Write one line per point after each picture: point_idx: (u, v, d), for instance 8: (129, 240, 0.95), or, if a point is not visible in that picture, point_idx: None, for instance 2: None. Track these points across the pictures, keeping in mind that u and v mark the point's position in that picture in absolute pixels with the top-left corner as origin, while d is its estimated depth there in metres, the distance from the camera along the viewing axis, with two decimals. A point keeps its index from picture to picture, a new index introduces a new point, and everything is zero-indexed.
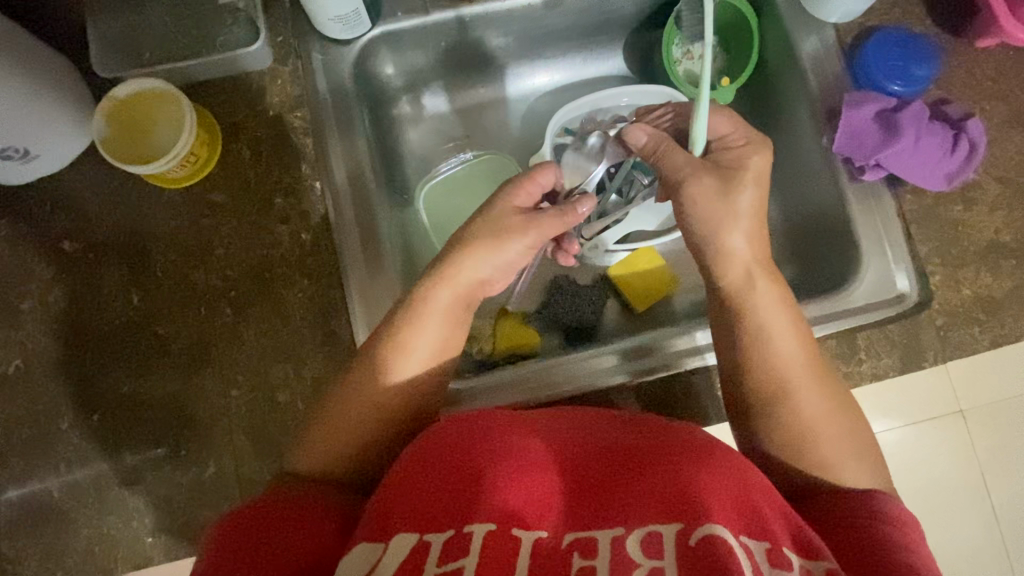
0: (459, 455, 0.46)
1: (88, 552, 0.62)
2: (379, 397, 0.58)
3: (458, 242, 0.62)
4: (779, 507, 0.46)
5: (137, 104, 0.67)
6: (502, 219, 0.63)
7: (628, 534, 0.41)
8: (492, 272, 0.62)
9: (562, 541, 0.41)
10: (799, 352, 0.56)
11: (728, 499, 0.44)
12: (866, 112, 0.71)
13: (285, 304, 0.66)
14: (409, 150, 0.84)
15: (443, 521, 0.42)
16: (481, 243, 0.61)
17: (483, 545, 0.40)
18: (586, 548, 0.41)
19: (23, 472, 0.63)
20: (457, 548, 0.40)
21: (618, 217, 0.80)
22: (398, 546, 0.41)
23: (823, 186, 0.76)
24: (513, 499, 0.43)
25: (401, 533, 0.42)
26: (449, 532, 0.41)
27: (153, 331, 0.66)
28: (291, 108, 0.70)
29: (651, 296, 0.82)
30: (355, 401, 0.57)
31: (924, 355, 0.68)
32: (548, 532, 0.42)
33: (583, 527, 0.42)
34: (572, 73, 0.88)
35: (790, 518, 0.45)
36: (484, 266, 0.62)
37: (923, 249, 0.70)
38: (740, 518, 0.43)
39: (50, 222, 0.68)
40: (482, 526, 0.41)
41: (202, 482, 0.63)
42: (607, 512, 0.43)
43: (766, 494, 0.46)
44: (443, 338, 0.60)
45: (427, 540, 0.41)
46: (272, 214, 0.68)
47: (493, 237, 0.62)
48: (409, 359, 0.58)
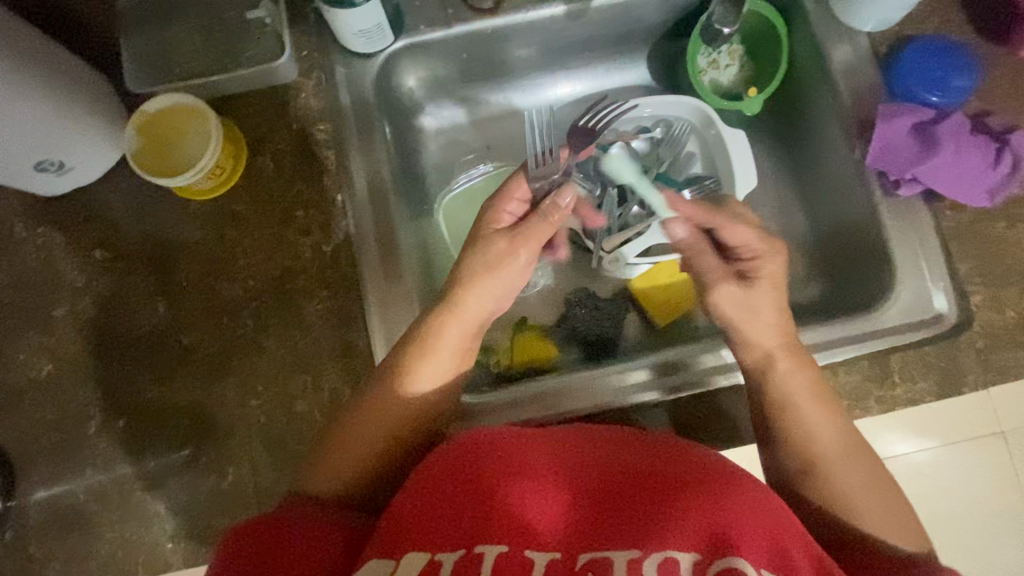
0: (471, 474, 0.45)
1: (111, 556, 0.64)
2: (393, 412, 0.58)
3: (453, 278, 0.62)
4: (802, 541, 0.44)
5: (166, 119, 0.68)
6: (494, 248, 0.62)
7: (645, 558, 0.40)
8: (496, 295, 0.62)
9: (576, 562, 0.40)
10: (799, 383, 0.58)
11: (749, 531, 0.42)
12: (902, 124, 0.68)
13: (303, 315, 0.67)
14: (430, 162, 0.85)
15: (457, 539, 0.42)
16: (480, 267, 0.61)
17: (496, 567, 0.39)
18: (601, 572, 0.39)
19: (52, 475, 0.65)
20: (469, 569, 0.39)
21: (639, 230, 0.79)
22: (411, 564, 0.40)
23: (856, 200, 0.73)
24: (527, 520, 0.42)
25: (414, 549, 0.42)
26: (462, 551, 0.41)
27: (177, 338, 0.67)
28: (315, 121, 0.71)
29: (674, 312, 0.81)
30: (370, 414, 0.57)
31: (963, 380, 0.65)
32: (562, 554, 0.40)
33: (598, 548, 0.41)
34: (594, 83, 0.87)
35: (813, 551, 0.44)
36: (490, 294, 0.61)
37: (963, 268, 0.67)
38: (760, 548, 0.41)
39: (84, 231, 0.70)
40: (494, 548, 0.40)
41: (220, 490, 0.64)
42: (622, 535, 0.41)
43: (789, 528, 0.44)
44: (454, 355, 0.60)
45: (439, 559, 0.41)
46: (293, 226, 0.69)
47: (484, 265, 0.61)
48: (421, 377, 0.59)
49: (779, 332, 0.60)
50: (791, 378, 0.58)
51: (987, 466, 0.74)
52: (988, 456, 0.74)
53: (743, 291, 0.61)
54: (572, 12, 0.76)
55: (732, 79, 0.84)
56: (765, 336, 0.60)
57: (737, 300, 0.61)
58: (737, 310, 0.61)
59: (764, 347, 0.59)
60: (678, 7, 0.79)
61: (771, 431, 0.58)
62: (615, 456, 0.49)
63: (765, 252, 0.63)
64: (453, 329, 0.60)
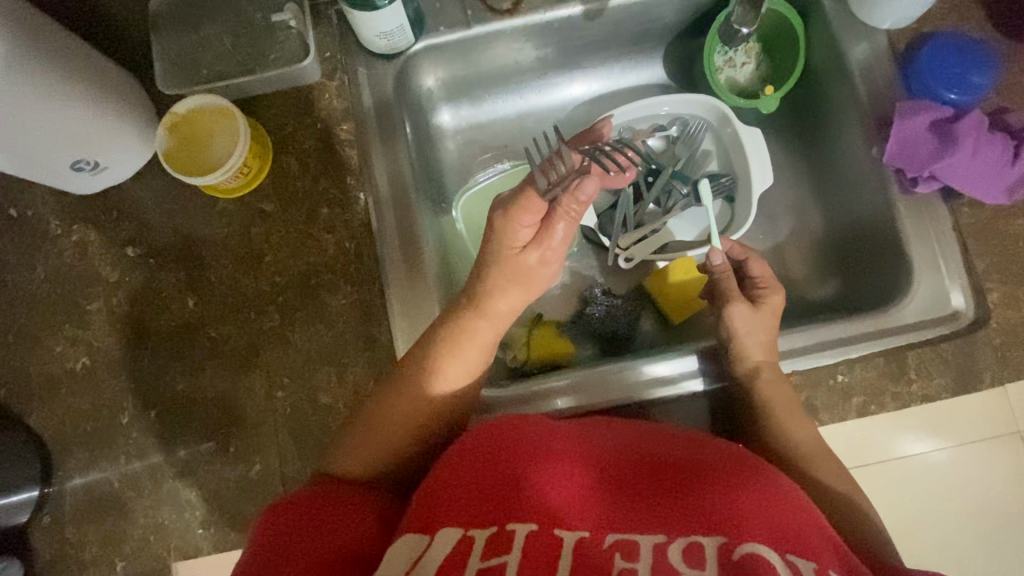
0: (499, 459, 0.47)
1: (144, 540, 0.66)
2: (418, 402, 0.60)
3: (476, 278, 0.63)
4: (823, 532, 0.44)
5: (194, 120, 0.70)
6: (524, 263, 0.61)
7: (670, 542, 0.41)
8: (522, 297, 0.63)
9: (604, 541, 0.41)
10: (782, 393, 0.64)
11: (770, 519, 0.43)
12: (921, 121, 0.68)
13: (328, 310, 0.69)
14: (448, 161, 0.87)
15: (486, 518, 0.43)
16: (509, 275, 0.61)
17: (525, 544, 0.41)
18: (628, 552, 0.40)
19: (88, 462, 0.68)
20: (500, 545, 0.41)
21: (657, 227, 0.82)
22: (443, 541, 0.42)
23: (873, 197, 0.74)
24: (553, 502, 0.43)
25: (446, 527, 0.43)
26: (492, 529, 0.42)
27: (206, 332, 0.70)
28: (338, 121, 0.73)
29: (689, 309, 0.81)
30: (397, 404, 0.60)
31: (979, 376, 0.65)
32: (590, 532, 0.42)
33: (625, 531, 0.42)
34: (609, 83, 0.89)
35: (834, 542, 0.44)
36: (515, 288, 0.62)
37: (981, 265, 0.67)
38: (782, 536, 0.42)
39: (117, 228, 0.72)
40: (524, 527, 0.42)
41: (248, 478, 0.66)
42: (647, 519, 0.43)
43: (811, 520, 0.44)
44: (477, 350, 0.62)
45: (471, 536, 0.42)
46: (318, 223, 0.71)
47: (514, 278, 0.61)
48: (447, 371, 0.61)
49: (770, 349, 0.66)
50: (776, 388, 0.63)
51: (1005, 461, 0.75)
52: (1004, 450, 0.74)
53: (750, 312, 0.67)
54: (589, 12, 0.77)
55: (747, 78, 0.85)
56: (758, 351, 0.65)
57: (745, 318, 0.66)
58: (746, 328, 0.66)
59: (755, 359, 0.65)
60: (695, 6, 0.80)
61: (770, 429, 0.63)
62: (637, 448, 0.50)
63: (773, 286, 0.69)
64: (477, 325, 0.62)
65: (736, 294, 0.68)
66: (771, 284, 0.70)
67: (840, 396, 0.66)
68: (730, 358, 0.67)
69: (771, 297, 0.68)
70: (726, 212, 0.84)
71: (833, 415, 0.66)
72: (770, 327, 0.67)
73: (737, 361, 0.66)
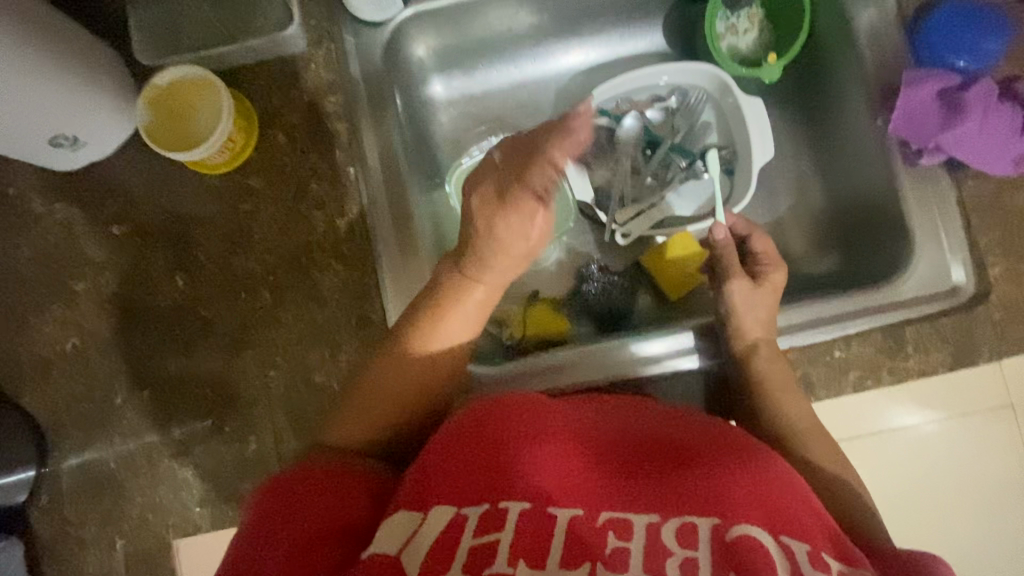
0: (494, 434, 0.46)
1: (143, 520, 0.67)
2: (411, 382, 0.60)
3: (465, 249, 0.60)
4: (816, 513, 0.44)
5: (174, 92, 0.67)
6: (509, 233, 0.58)
7: (663, 522, 0.41)
8: (512, 264, 0.61)
9: (597, 519, 0.41)
10: (780, 370, 0.63)
11: (765, 501, 0.43)
12: (927, 91, 0.66)
13: (320, 289, 0.68)
14: (442, 134, 0.85)
15: (480, 495, 0.43)
16: (495, 246, 0.59)
17: (518, 522, 0.41)
18: (621, 531, 0.41)
19: (83, 443, 0.68)
20: (494, 522, 0.41)
21: (655, 200, 0.82)
22: (437, 519, 0.43)
23: (876, 170, 0.72)
24: (547, 478, 0.43)
25: (440, 506, 0.44)
26: (485, 506, 0.42)
27: (196, 312, 0.68)
28: (325, 93, 0.70)
29: (688, 284, 0.80)
30: (392, 380, 0.60)
31: (977, 351, 0.65)
32: (584, 510, 0.42)
33: (619, 508, 0.42)
34: (607, 51, 0.86)
35: (827, 524, 0.44)
36: (510, 257, 0.60)
37: (984, 239, 0.66)
38: (776, 518, 0.42)
39: (102, 205, 0.70)
40: (517, 505, 0.42)
41: (244, 458, 0.66)
42: (642, 499, 0.43)
43: (806, 502, 0.44)
44: (475, 311, 0.62)
45: (464, 514, 0.43)
46: (307, 200, 0.69)
47: (501, 248, 0.59)
48: (444, 333, 0.61)
49: (769, 325, 0.65)
50: (774, 365, 0.63)
51: (992, 436, 0.76)
52: (992, 425, 0.75)
53: (750, 287, 0.66)
54: None
55: (750, 46, 0.81)
56: (757, 328, 0.65)
57: (745, 294, 0.66)
58: (746, 303, 0.66)
59: (753, 336, 0.64)
60: None
61: (766, 405, 0.62)
62: (633, 426, 0.50)
63: (777, 263, 0.69)
64: (472, 294, 0.61)
65: (738, 269, 0.67)
66: (773, 262, 0.69)
67: (838, 371, 0.66)
68: (728, 334, 0.66)
69: (773, 274, 0.67)
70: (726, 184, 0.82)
71: (830, 391, 0.66)
72: (769, 305, 0.66)
73: (736, 338, 0.65)
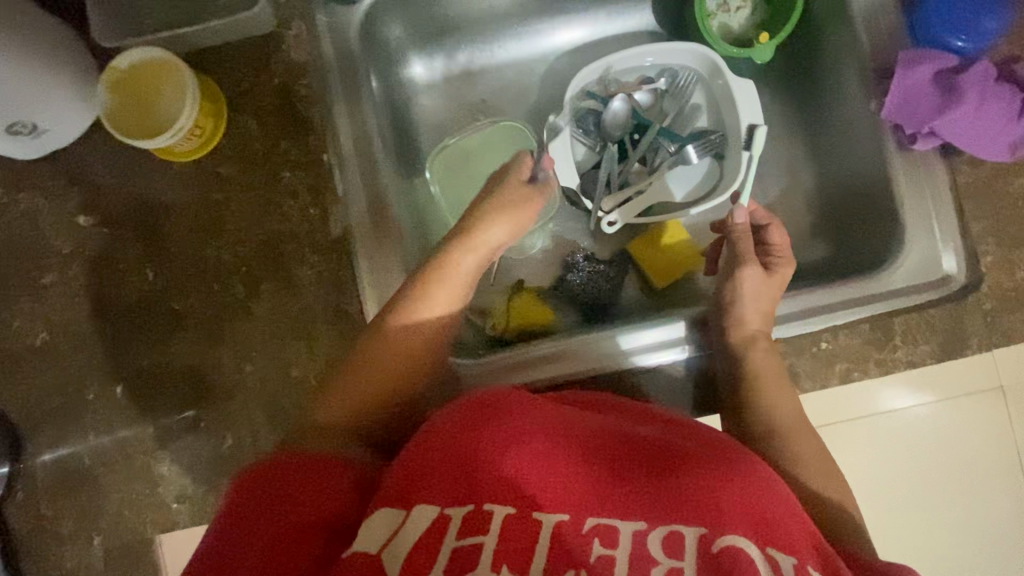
0: (480, 431, 0.45)
1: (120, 515, 0.66)
2: (388, 369, 0.60)
3: (476, 208, 0.67)
4: (802, 524, 0.44)
5: (138, 75, 0.64)
6: (519, 190, 0.67)
7: (650, 530, 0.40)
8: (514, 226, 0.67)
9: (584, 525, 0.41)
10: (768, 363, 0.63)
11: (753, 511, 0.42)
12: (923, 73, 0.64)
13: (296, 280, 0.66)
14: (423, 117, 0.82)
15: (465, 494, 0.42)
16: (508, 201, 0.67)
17: (503, 526, 0.40)
18: (607, 538, 0.40)
19: (57, 438, 0.66)
20: (477, 524, 0.41)
21: (642, 186, 0.79)
22: (420, 518, 0.41)
23: (869, 155, 0.70)
24: (534, 481, 0.42)
25: (424, 503, 0.42)
26: (469, 506, 0.41)
27: (168, 305, 0.67)
28: (297, 75, 0.67)
29: (676, 273, 0.79)
30: (373, 366, 0.59)
31: (966, 342, 0.64)
32: (571, 515, 0.41)
33: (605, 514, 0.41)
34: (594, 29, 0.83)
35: (812, 534, 0.44)
36: (517, 216, 0.67)
37: (976, 227, 0.64)
38: (764, 528, 0.42)
39: (67, 194, 0.68)
40: (501, 508, 0.41)
41: (221, 453, 0.65)
42: (630, 503, 0.42)
43: (793, 511, 0.44)
44: (455, 290, 0.63)
45: (448, 514, 0.41)
46: (280, 188, 0.67)
47: (512, 205, 0.67)
48: (430, 311, 0.61)
49: (769, 317, 0.65)
50: (764, 357, 0.63)
51: (975, 422, 0.76)
52: (974, 430, 0.76)
53: (761, 278, 0.66)
54: None
55: (743, 24, 0.79)
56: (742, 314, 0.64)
57: (755, 284, 0.66)
58: (753, 294, 0.65)
59: (751, 327, 0.64)
60: None
61: None
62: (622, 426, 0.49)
63: (787, 258, 0.68)
64: (464, 264, 0.64)
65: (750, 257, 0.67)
66: (783, 255, 0.68)
67: (824, 362, 0.65)
68: (726, 324, 0.66)
69: (784, 267, 0.67)
70: (715, 170, 0.80)
71: (816, 383, 0.65)
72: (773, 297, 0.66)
73: (735, 328, 0.65)
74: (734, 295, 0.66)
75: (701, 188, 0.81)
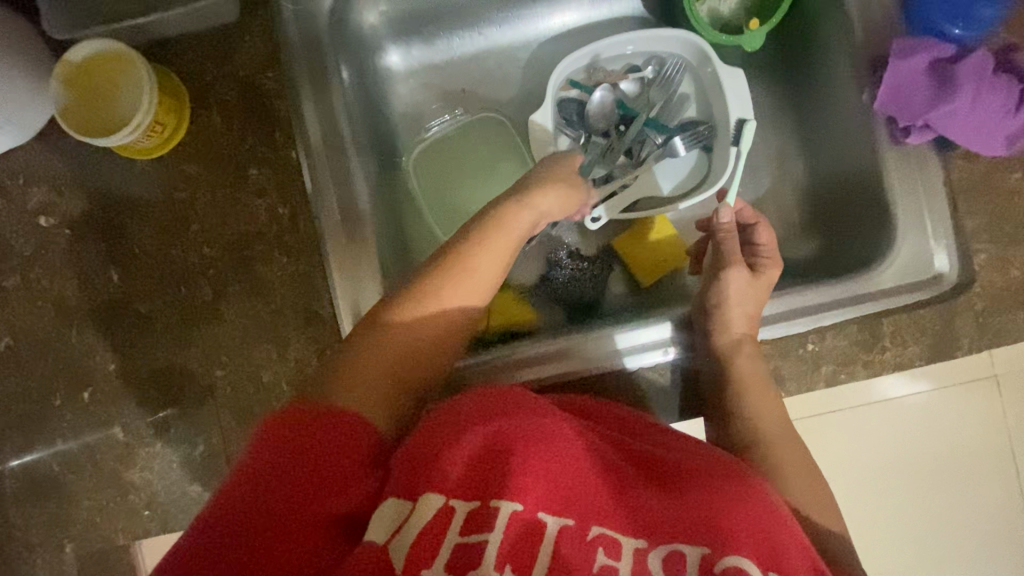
0: (493, 423, 0.43)
1: (90, 523, 0.64)
2: (410, 353, 0.53)
3: (527, 181, 0.63)
4: (804, 550, 0.42)
5: (95, 70, 0.63)
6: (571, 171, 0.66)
7: (651, 549, 0.39)
8: (559, 209, 0.64)
9: (588, 532, 0.39)
10: (754, 368, 0.62)
11: (760, 535, 0.40)
12: (917, 62, 0.61)
13: (266, 282, 0.64)
14: (401, 108, 0.79)
15: (472, 488, 0.40)
16: (560, 177, 0.64)
17: (508, 525, 0.38)
18: (610, 549, 0.39)
19: (25, 445, 0.65)
20: (482, 521, 0.38)
21: (628, 180, 0.76)
22: (424, 509, 0.39)
23: (861, 149, 0.67)
24: (545, 480, 0.41)
25: (431, 493, 0.40)
26: (476, 502, 0.39)
27: (135, 308, 0.64)
28: (262, 67, 0.65)
29: (661, 269, 0.76)
30: (398, 344, 0.53)
31: (957, 343, 0.62)
32: (576, 520, 0.40)
33: (611, 525, 0.40)
34: (578, 16, 0.80)
35: (813, 560, 0.42)
36: (567, 200, 0.64)
37: (969, 224, 0.62)
38: (771, 552, 0.40)
39: (26, 194, 0.65)
40: (509, 505, 0.39)
41: (194, 459, 0.64)
42: (634, 514, 0.41)
43: (798, 537, 0.42)
44: (501, 260, 0.58)
45: (452, 506, 0.39)
46: (247, 187, 0.64)
47: (566, 184, 0.64)
48: (477, 272, 0.56)
49: (755, 321, 0.63)
50: (750, 362, 0.62)
51: (972, 411, 0.77)
52: (969, 419, 0.78)
53: (748, 280, 0.64)
54: None
55: (733, 9, 0.76)
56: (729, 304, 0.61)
57: (741, 285, 0.64)
58: (739, 295, 0.63)
59: (737, 332, 0.62)
60: None
61: None
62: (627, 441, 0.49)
63: (775, 259, 0.67)
64: (521, 219, 0.60)
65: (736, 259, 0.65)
66: (770, 256, 0.67)
67: (810, 365, 0.63)
68: (711, 328, 0.64)
69: (771, 269, 0.66)
70: (703, 163, 0.78)
71: (801, 386, 0.64)
72: (759, 299, 0.64)
73: (720, 333, 0.63)
74: (719, 297, 0.64)
75: (689, 181, 0.78)
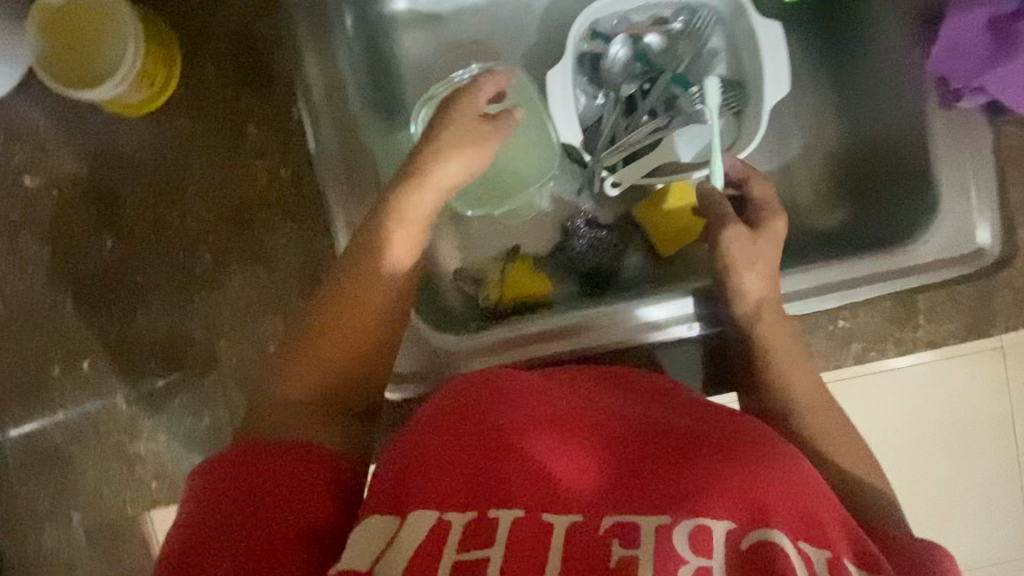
0: (473, 431, 0.40)
1: (94, 494, 0.62)
2: (357, 332, 0.51)
3: (426, 140, 0.57)
4: (833, 506, 0.40)
5: (78, 20, 0.61)
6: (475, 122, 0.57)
7: (676, 524, 0.36)
8: (469, 162, 0.57)
9: (600, 525, 0.36)
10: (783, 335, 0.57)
11: (785, 498, 0.38)
12: (978, 17, 0.57)
13: (267, 250, 0.60)
14: (408, 59, 0.72)
15: (468, 499, 0.38)
16: (461, 131, 0.57)
17: (510, 534, 0.36)
18: (626, 537, 0.36)
19: (23, 415, 0.62)
20: (481, 533, 0.36)
21: (648, 142, 0.71)
22: (416, 526, 0.37)
23: (907, 111, 0.63)
24: (541, 481, 0.38)
25: (422, 508, 0.38)
26: (473, 514, 0.37)
27: (131, 276, 0.61)
28: (260, 14, 0.61)
29: (683, 240, 0.73)
30: (340, 326, 0.51)
31: (994, 320, 0.59)
32: (585, 516, 0.37)
33: (623, 510, 0.37)
34: None
35: (844, 518, 0.40)
36: (477, 151, 0.57)
37: (1014, 196, 0.59)
38: (797, 514, 0.38)
39: (9, 152, 0.61)
40: (509, 513, 0.37)
41: (197, 433, 0.61)
42: (650, 496, 0.37)
43: (823, 494, 0.40)
44: (411, 231, 0.54)
45: (447, 520, 0.37)
46: (246, 146, 0.60)
47: (468, 137, 0.57)
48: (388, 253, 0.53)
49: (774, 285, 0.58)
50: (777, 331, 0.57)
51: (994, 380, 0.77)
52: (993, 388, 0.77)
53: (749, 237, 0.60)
54: None
55: None
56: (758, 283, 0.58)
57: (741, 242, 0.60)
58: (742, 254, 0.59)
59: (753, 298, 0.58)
60: None
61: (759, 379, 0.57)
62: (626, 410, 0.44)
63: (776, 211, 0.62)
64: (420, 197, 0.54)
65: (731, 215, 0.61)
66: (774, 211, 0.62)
67: (840, 341, 0.60)
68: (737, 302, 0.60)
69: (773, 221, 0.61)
70: (733, 126, 0.72)
71: (829, 362, 0.61)
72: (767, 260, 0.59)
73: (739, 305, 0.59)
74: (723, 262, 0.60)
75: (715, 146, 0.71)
